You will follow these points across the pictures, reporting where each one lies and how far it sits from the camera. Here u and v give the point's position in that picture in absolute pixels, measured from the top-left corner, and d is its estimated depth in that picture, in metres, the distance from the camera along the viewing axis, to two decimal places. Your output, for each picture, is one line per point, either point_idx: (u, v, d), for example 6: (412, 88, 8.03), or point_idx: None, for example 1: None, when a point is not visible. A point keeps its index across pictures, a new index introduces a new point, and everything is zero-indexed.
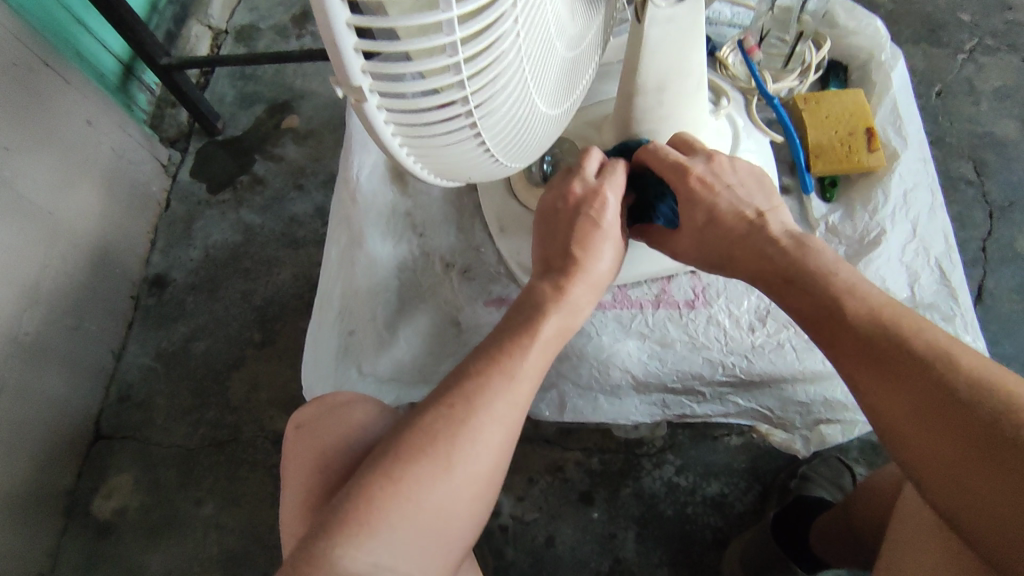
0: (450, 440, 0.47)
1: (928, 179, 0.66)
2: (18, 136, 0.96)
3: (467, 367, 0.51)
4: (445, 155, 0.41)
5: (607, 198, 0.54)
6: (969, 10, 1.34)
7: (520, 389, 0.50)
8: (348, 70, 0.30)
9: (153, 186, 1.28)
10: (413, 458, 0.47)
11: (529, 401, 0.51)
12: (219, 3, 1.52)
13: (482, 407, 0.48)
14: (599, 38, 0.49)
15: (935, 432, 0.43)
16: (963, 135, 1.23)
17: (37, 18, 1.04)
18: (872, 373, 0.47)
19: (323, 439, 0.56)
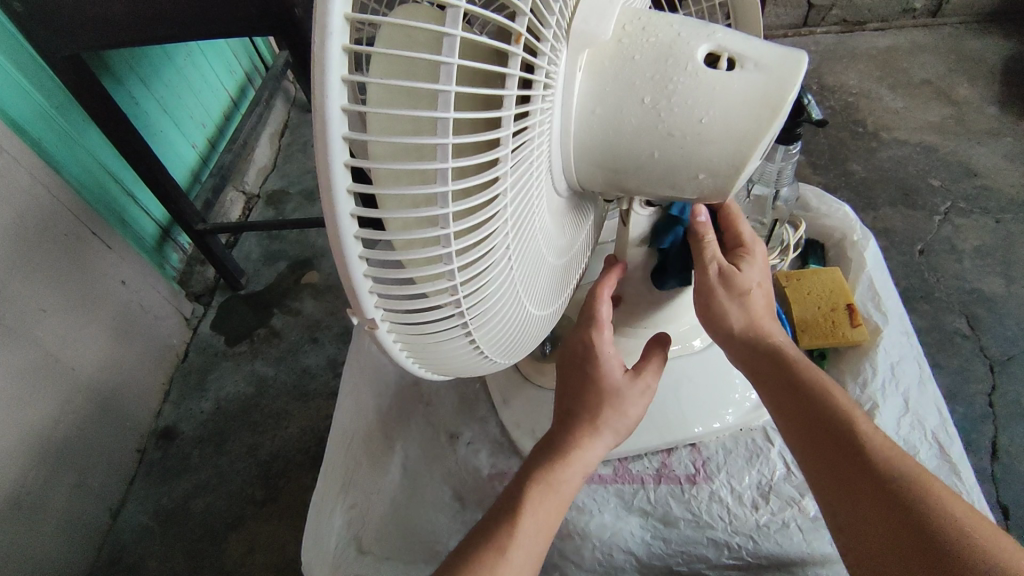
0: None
1: (913, 352, 0.70)
2: (53, 298, 1.02)
3: (466, 544, 0.51)
4: (443, 358, 0.40)
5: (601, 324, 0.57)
6: (937, 176, 1.46)
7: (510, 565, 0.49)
8: (360, 302, 0.32)
9: (173, 339, 1.33)
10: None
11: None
12: (255, 173, 1.69)
13: None
14: (587, 240, 0.55)
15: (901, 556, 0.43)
16: (951, 290, 1.28)
17: (92, 193, 1.16)
18: (853, 484, 0.47)
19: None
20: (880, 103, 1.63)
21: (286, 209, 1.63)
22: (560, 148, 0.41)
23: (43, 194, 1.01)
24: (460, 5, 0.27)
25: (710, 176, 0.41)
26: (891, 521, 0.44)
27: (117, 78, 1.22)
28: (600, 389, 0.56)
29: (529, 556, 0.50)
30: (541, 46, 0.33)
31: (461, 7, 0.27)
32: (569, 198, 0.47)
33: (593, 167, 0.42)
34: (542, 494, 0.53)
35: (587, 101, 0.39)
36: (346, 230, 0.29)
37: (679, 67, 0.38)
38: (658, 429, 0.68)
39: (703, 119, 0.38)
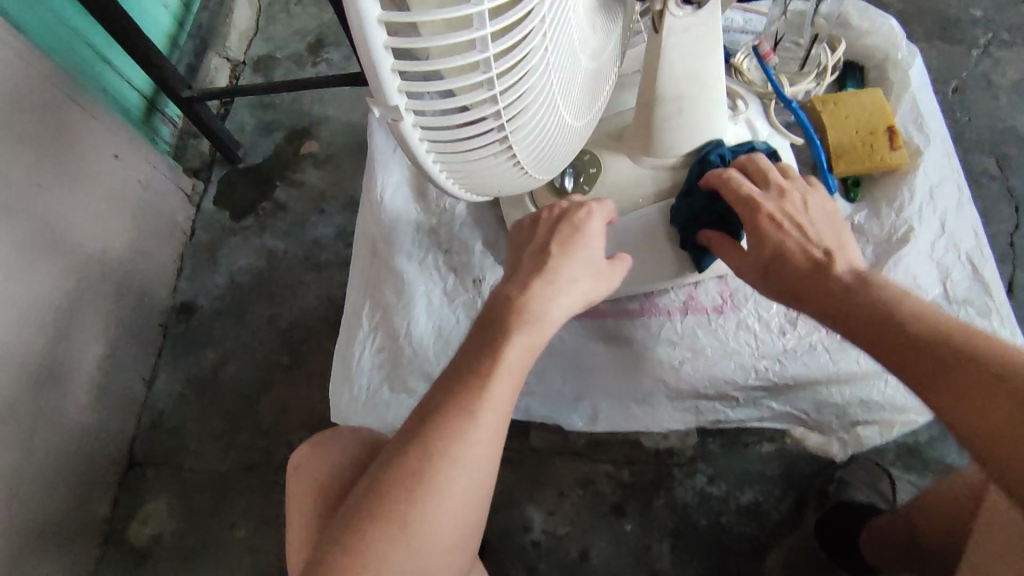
0: (437, 457, 0.50)
1: (953, 174, 0.66)
2: (46, 173, 0.99)
3: (439, 387, 0.54)
4: (473, 165, 0.38)
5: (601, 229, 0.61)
6: (981, 5, 1.35)
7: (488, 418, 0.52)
8: (381, 85, 0.29)
9: (178, 216, 1.31)
10: (409, 477, 0.50)
11: (498, 424, 0.53)
12: (237, 36, 1.56)
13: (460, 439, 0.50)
14: (616, 52, 0.50)
15: (989, 409, 0.39)
16: (983, 131, 1.24)
17: (64, 60, 1.08)
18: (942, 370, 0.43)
19: (301, 495, 0.59)
20: None
21: (276, 75, 1.53)
22: None
23: (11, 57, 0.93)
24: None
25: None
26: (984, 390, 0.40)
27: None
28: (585, 262, 0.59)
29: (505, 407, 0.53)
30: None
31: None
32: None
33: None
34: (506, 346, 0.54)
35: None
36: None
37: None
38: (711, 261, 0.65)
39: None
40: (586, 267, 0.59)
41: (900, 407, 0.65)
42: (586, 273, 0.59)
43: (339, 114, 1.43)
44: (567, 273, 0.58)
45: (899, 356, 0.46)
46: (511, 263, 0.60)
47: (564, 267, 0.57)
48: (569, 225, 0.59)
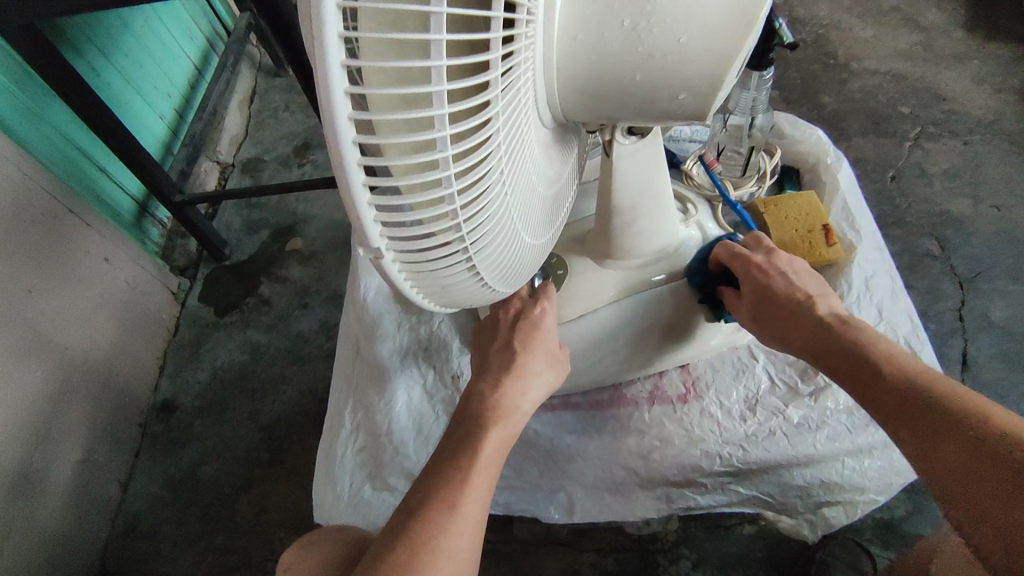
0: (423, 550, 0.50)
1: (885, 266, 0.74)
2: (37, 280, 1.02)
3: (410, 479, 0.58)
4: (446, 289, 0.42)
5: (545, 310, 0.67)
6: (907, 104, 1.54)
7: (468, 514, 0.53)
8: (364, 230, 0.34)
9: (163, 314, 1.34)
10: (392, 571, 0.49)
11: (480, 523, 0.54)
12: (227, 142, 1.66)
13: (446, 532, 0.51)
14: (573, 175, 0.56)
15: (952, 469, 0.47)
16: (922, 214, 1.36)
17: (63, 171, 1.14)
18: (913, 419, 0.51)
19: None
20: (849, 33, 1.69)
21: (262, 176, 1.61)
22: (545, 77, 0.42)
23: (12, 173, 1.00)
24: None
25: (692, 95, 0.42)
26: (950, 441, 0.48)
27: (76, 51, 1.19)
28: (543, 358, 0.64)
29: (484, 505, 0.55)
30: None
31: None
32: (554, 131, 0.48)
33: (579, 95, 0.44)
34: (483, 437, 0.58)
35: (570, 29, 0.39)
36: (349, 157, 0.30)
37: None
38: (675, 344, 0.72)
39: (681, 40, 0.39)
40: (548, 359, 0.65)
41: (858, 486, 0.68)
42: (547, 367, 0.64)
43: (323, 212, 1.51)
44: (531, 369, 0.63)
45: (898, 410, 0.52)
46: (477, 368, 0.66)
47: (530, 363, 0.63)
48: (527, 322, 0.66)
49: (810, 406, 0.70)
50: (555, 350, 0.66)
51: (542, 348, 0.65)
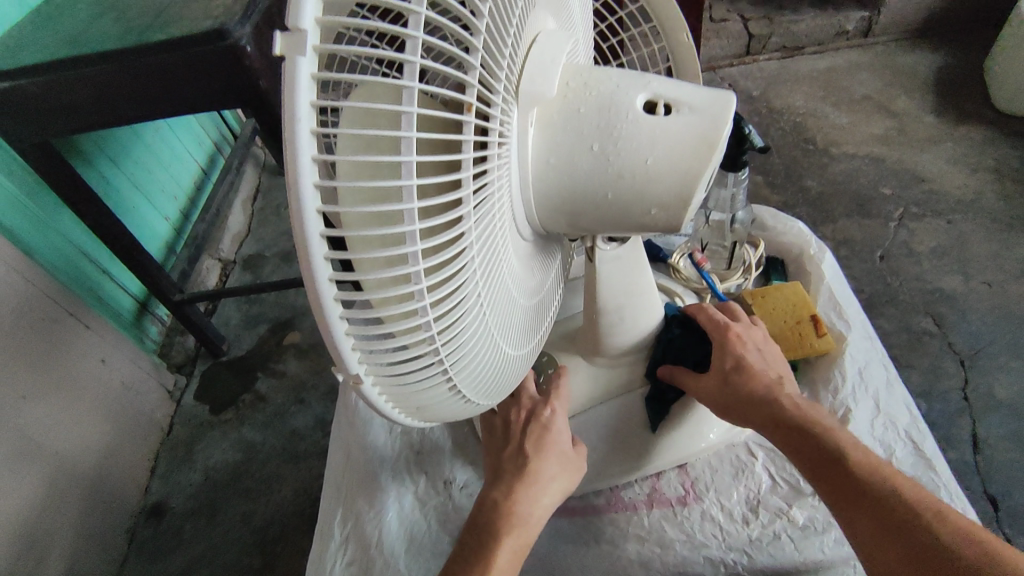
0: None
1: (878, 355, 0.74)
2: (32, 385, 1.02)
3: None
4: (428, 410, 0.42)
5: (554, 410, 0.66)
6: (888, 185, 1.59)
7: None
8: (341, 359, 0.33)
9: (157, 413, 1.32)
10: None
11: None
12: (230, 239, 1.71)
13: None
14: (557, 280, 0.57)
15: None
16: (914, 292, 1.37)
17: (67, 275, 1.16)
18: (879, 532, 0.51)
19: None
20: (826, 120, 1.78)
21: (263, 272, 1.65)
22: (523, 196, 0.43)
23: (17, 280, 1.02)
24: (415, 60, 0.30)
25: (663, 210, 0.43)
26: (920, 559, 0.48)
27: (87, 160, 1.25)
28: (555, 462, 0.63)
29: None
30: (493, 100, 0.37)
31: (416, 62, 0.30)
32: (535, 242, 0.49)
33: (555, 211, 0.45)
34: (495, 550, 0.57)
35: (543, 152, 0.42)
36: (325, 293, 0.31)
37: (622, 115, 0.41)
38: (680, 442, 0.70)
39: (648, 161, 0.41)
40: (561, 462, 0.64)
41: None
42: (560, 471, 0.63)
43: None
44: (542, 476, 0.62)
45: (866, 515, 0.52)
46: (486, 474, 0.65)
47: (543, 468, 0.62)
48: (537, 424, 0.65)
49: (814, 506, 0.68)
50: (567, 453, 0.65)
51: (551, 451, 0.63)
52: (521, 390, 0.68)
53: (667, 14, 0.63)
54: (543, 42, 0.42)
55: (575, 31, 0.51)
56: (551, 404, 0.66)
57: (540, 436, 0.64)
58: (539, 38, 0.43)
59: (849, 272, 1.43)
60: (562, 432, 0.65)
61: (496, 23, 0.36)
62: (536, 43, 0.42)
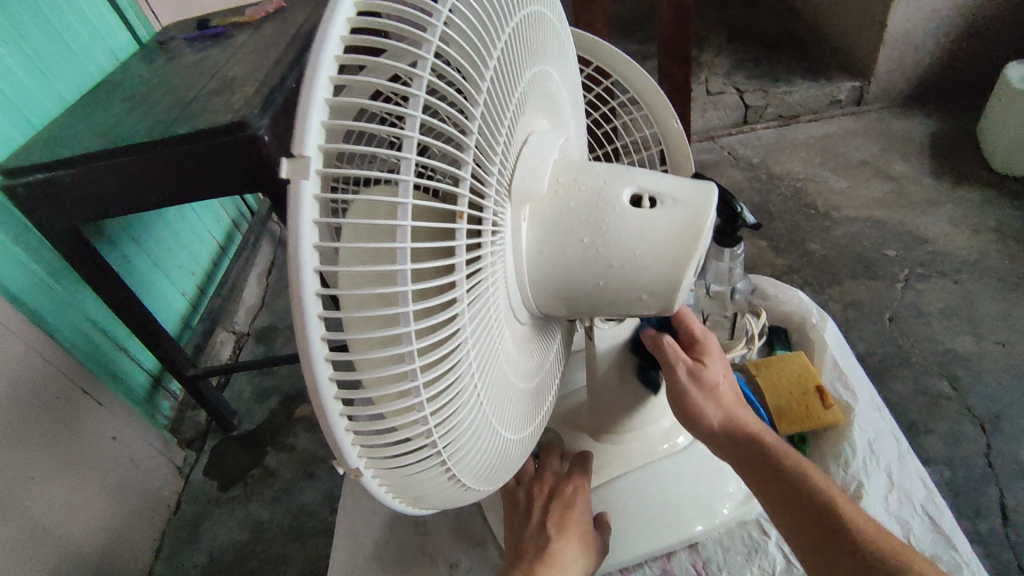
0: None
1: (888, 426, 0.73)
2: (42, 465, 1.02)
3: None
4: (427, 499, 0.42)
5: (576, 485, 0.68)
6: (892, 247, 1.60)
7: None
8: (340, 452, 0.34)
9: (165, 491, 1.32)
10: None
11: None
12: (245, 312, 1.74)
13: None
14: (558, 359, 0.59)
15: None
16: (927, 354, 1.35)
17: (85, 354, 1.19)
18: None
19: None
20: (825, 185, 1.81)
21: (276, 344, 1.67)
22: (518, 285, 0.45)
23: (37, 361, 1.05)
24: (409, 178, 0.32)
25: (653, 296, 0.45)
26: None
27: (111, 242, 1.31)
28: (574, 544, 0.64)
29: None
30: (485, 194, 0.38)
31: (410, 179, 0.32)
32: (533, 325, 0.51)
33: (550, 297, 0.47)
34: None
35: (536, 244, 0.44)
36: (326, 391, 0.32)
37: (609, 209, 0.44)
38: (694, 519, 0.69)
39: (636, 251, 0.43)
40: (584, 541, 0.65)
41: None
42: (581, 550, 0.64)
43: None
44: (563, 555, 0.63)
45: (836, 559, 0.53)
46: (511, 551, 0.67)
47: (563, 548, 0.64)
48: (559, 502, 0.67)
49: None
50: (589, 530, 0.66)
51: (572, 528, 0.65)
52: (545, 466, 0.71)
53: (656, 102, 0.67)
54: (535, 142, 0.45)
55: (567, 129, 0.55)
56: (573, 479, 0.68)
57: (563, 513, 0.66)
58: (531, 137, 0.46)
59: (859, 335, 1.42)
60: (586, 509, 0.67)
61: (489, 123, 0.38)
62: (528, 141, 0.45)
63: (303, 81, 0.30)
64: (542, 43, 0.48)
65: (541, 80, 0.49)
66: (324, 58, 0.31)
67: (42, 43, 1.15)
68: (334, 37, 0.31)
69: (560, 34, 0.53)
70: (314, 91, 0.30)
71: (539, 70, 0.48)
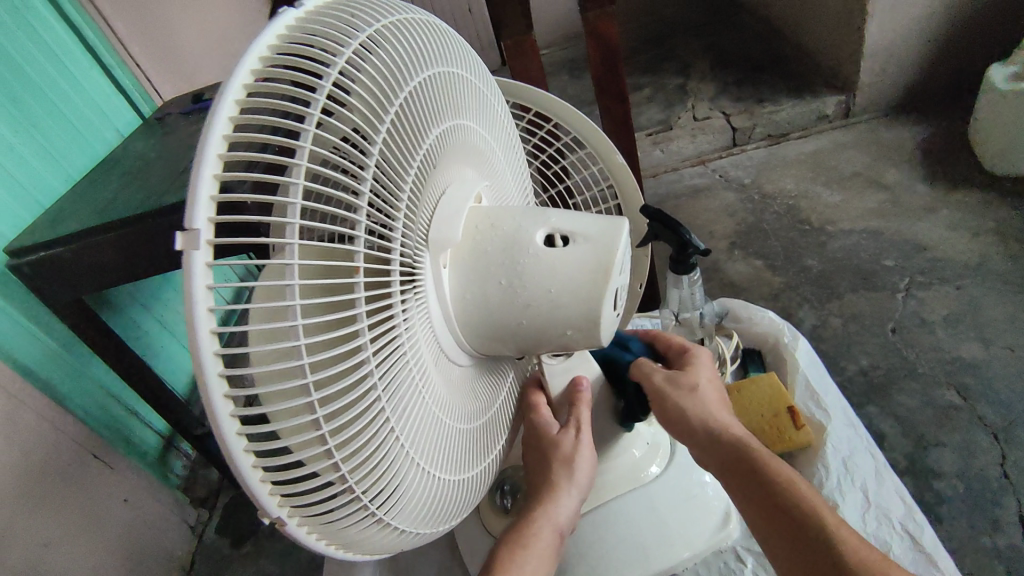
0: None
1: (864, 443, 0.73)
2: (55, 532, 1.06)
3: None
4: (364, 545, 0.43)
5: (542, 413, 0.62)
6: (890, 257, 1.58)
7: None
8: (260, 503, 0.36)
9: (178, 550, 1.36)
10: None
11: None
12: None
13: None
14: (510, 397, 0.61)
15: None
16: (933, 363, 1.32)
17: (97, 419, 1.23)
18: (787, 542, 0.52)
19: None
20: (819, 199, 1.81)
21: None
22: (446, 330, 0.47)
23: (51, 432, 1.10)
24: (294, 240, 0.34)
25: (578, 330, 0.47)
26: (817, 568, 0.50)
27: (119, 309, 1.36)
28: (558, 464, 0.59)
29: None
30: (391, 246, 0.40)
31: (296, 241, 0.34)
32: (474, 365, 0.52)
33: (482, 338, 0.49)
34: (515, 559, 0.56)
35: (460, 290, 0.46)
36: (234, 445, 0.34)
37: (524, 251, 0.46)
38: (666, 546, 0.68)
39: (553, 288, 0.46)
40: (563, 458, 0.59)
41: None
42: (561, 466, 0.59)
43: None
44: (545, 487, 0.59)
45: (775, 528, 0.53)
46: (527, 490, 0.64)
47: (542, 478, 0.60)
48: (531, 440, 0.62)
49: None
50: (564, 438, 0.60)
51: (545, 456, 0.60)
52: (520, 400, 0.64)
53: (595, 140, 0.69)
54: (451, 192, 0.47)
55: (499, 175, 0.58)
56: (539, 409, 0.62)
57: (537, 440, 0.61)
58: (449, 189, 0.48)
59: (862, 348, 1.39)
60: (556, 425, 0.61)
61: (386, 184, 0.40)
62: (447, 192, 0.47)
63: (192, 163, 0.33)
64: (457, 99, 0.51)
65: (460, 133, 0.51)
66: (212, 140, 0.33)
67: (54, 129, 1.23)
68: (220, 118, 0.34)
69: (482, 88, 0.56)
70: (201, 169, 0.33)
71: (457, 125, 0.51)
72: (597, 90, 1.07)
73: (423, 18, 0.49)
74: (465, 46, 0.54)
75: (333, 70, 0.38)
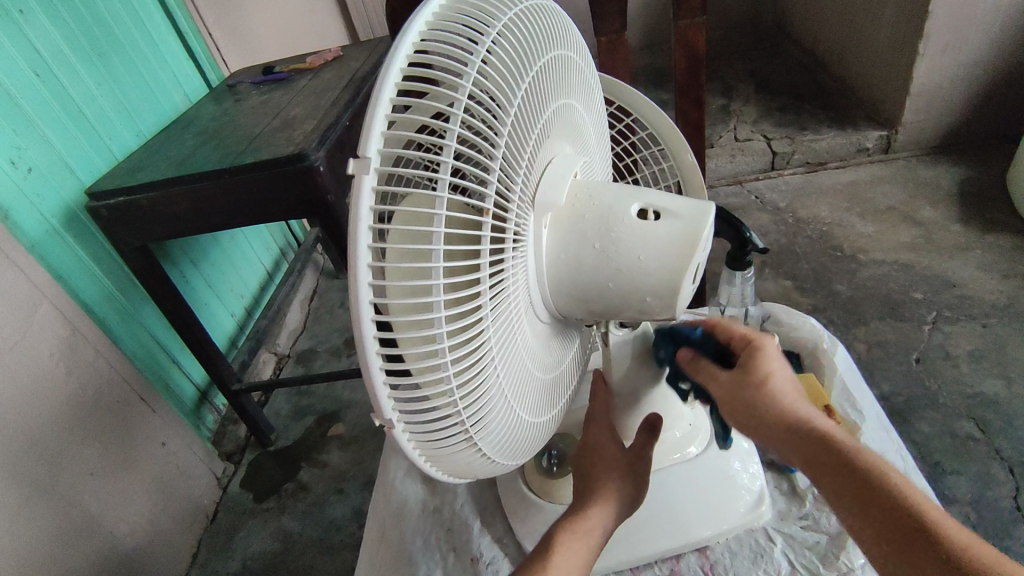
0: None
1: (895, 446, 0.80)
2: (101, 462, 1.12)
3: None
4: (449, 460, 0.48)
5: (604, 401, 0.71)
6: (920, 290, 1.62)
7: None
8: (379, 404, 0.41)
9: (205, 499, 1.39)
10: None
11: None
12: (286, 335, 1.85)
13: None
14: (574, 362, 0.65)
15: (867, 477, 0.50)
16: (954, 395, 1.35)
17: (143, 362, 1.29)
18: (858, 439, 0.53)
19: None
20: (852, 229, 1.85)
21: (314, 365, 1.75)
22: (538, 284, 0.52)
23: (107, 370, 1.16)
24: (446, 182, 0.39)
25: (656, 298, 0.51)
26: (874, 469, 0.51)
27: (173, 263, 1.43)
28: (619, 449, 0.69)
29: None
30: (508, 211, 0.45)
31: (446, 183, 0.39)
32: (552, 322, 0.57)
33: (565, 299, 0.54)
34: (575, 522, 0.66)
35: (555, 250, 0.51)
36: (369, 345, 0.39)
37: (617, 220, 0.51)
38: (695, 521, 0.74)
39: (641, 257, 0.50)
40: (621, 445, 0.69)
41: None
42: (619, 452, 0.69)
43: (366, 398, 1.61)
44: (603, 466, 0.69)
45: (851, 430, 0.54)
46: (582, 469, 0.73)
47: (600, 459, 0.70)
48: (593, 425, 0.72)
49: None
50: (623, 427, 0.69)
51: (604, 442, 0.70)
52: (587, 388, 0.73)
53: (669, 137, 0.74)
54: (558, 162, 0.53)
55: (591, 157, 0.63)
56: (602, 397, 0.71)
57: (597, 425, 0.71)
58: (555, 160, 0.53)
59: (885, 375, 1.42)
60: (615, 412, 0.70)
61: (511, 151, 0.45)
62: (552, 162, 0.53)
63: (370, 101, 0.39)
64: (566, 83, 0.56)
65: (566, 114, 0.57)
66: (387, 84, 0.39)
67: (131, 87, 1.30)
68: (395, 67, 0.40)
69: (586, 74, 0.62)
70: (377, 107, 0.38)
71: (563, 106, 0.56)
72: (677, 93, 1.11)
73: (549, 9, 0.55)
74: (578, 37, 0.60)
75: (484, 44, 0.43)
